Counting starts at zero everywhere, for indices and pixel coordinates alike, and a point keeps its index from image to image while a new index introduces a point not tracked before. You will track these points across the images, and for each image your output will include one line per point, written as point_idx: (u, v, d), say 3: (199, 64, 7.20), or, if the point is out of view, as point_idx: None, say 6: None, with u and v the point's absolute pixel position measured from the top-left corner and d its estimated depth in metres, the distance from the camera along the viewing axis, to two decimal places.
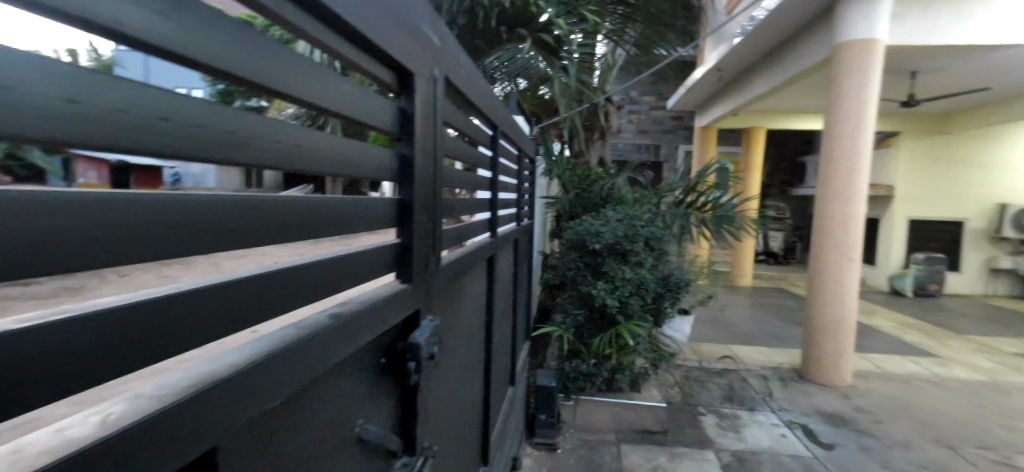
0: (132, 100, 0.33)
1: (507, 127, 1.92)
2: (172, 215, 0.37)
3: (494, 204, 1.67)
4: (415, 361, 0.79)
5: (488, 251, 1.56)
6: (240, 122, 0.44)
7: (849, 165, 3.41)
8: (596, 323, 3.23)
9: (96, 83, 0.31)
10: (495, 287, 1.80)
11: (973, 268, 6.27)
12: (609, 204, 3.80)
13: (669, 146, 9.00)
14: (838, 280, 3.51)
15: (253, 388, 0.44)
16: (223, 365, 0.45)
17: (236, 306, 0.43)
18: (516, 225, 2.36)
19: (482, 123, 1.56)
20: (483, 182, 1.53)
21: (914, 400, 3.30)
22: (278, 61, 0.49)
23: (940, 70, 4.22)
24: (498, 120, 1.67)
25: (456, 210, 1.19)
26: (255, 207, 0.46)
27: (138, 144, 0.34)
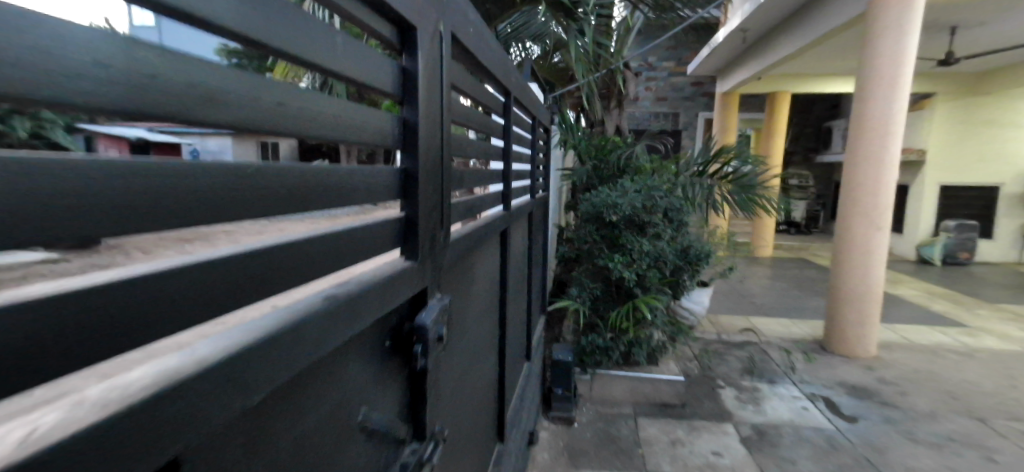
0: (81, 39, 0.24)
1: (520, 93, 1.80)
2: (137, 188, 0.29)
3: (508, 175, 1.58)
4: (423, 344, 0.73)
5: (501, 225, 1.49)
6: (219, 74, 0.34)
7: (884, 128, 3.19)
8: (612, 296, 3.16)
9: (33, 19, 0.22)
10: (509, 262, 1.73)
11: (1007, 235, 5.97)
12: (626, 175, 3.67)
13: (687, 113, 8.67)
14: (866, 250, 3.36)
15: (232, 381, 0.37)
16: (196, 353, 0.38)
17: (222, 295, 0.35)
18: (530, 198, 2.27)
19: (492, 88, 1.46)
20: (495, 151, 1.43)
21: (942, 371, 3.19)
22: (262, 2, 0.39)
23: (987, 21, 3.88)
24: (511, 86, 1.56)
25: (466, 182, 1.10)
26: (240, 178, 0.37)
27: (99, 100, 0.26)
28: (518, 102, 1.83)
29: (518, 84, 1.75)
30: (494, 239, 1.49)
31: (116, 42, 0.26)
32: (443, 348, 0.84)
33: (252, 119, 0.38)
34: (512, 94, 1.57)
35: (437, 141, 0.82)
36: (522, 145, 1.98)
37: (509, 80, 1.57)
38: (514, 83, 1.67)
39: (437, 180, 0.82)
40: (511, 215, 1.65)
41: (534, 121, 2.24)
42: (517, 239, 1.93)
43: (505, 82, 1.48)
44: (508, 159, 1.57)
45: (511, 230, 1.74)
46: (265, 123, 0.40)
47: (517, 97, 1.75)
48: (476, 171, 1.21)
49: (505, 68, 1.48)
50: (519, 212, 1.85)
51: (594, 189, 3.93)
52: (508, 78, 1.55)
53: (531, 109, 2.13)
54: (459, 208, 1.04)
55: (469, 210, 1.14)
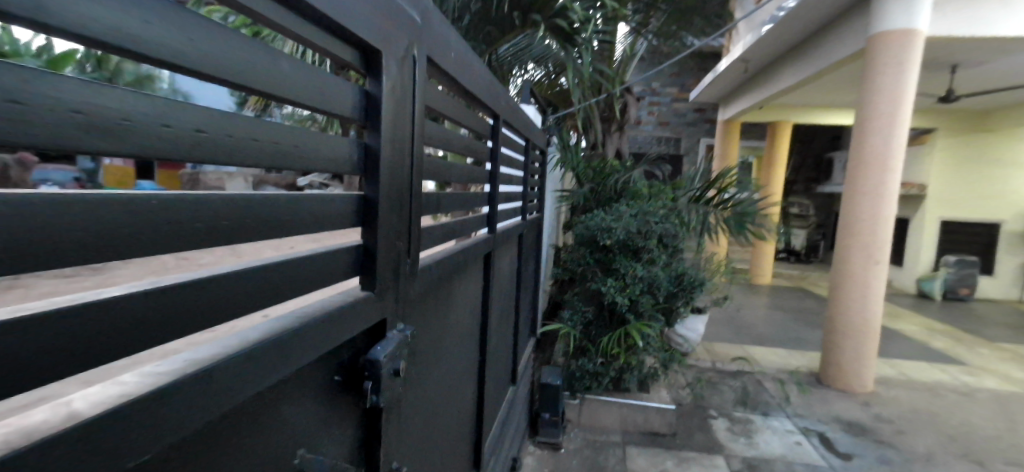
0: None
1: (512, 117, 1.83)
2: (50, 222, 0.29)
3: (492, 198, 1.59)
4: (374, 380, 0.72)
5: (482, 248, 1.49)
6: (143, 104, 0.34)
7: (880, 163, 3.20)
8: (604, 321, 3.13)
9: None
10: (493, 284, 1.73)
11: (1009, 272, 5.92)
12: (623, 199, 3.68)
13: (689, 139, 8.75)
14: (864, 283, 3.33)
15: (156, 419, 0.36)
16: (124, 396, 0.38)
17: (148, 325, 0.35)
18: (522, 219, 2.27)
19: (480, 111, 1.48)
20: (479, 175, 1.44)
21: (940, 411, 3.12)
22: (209, 34, 0.40)
23: (984, 61, 3.93)
24: (499, 110, 1.58)
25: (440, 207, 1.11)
26: (172, 211, 0.37)
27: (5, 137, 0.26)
28: (509, 126, 1.85)
29: (510, 109, 1.77)
30: (477, 261, 1.49)
31: (15, 71, 0.26)
32: (401, 381, 0.84)
33: (177, 145, 0.38)
34: (499, 119, 1.59)
35: (402, 168, 0.83)
36: (514, 168, 1.99)
37: (499, 105, 1.59)
38: (505, 108, 1.69)
39: (401, 208, 0.83)
40: (496, 238, 1.66)
41: (528, 144, 2.27)
42: (504, 260, 1.93)
43: (493, 107, 1.50)
44: (494, 182, 1.59)
45: (496, 252, 1.74)
46: (191, 152, 0.40)
47: (508, 122, 1.77)
48: (453, 195, 1.22)
49: (493, 94, 1.50)
50: (506, 234, 1.85)
51: (591, 211, 3.94)
52: (497, 103, 1.57)
53: (525, 132, 2.16)
54: (431, 231, 1.05)
55: (445, 233, 1.15)
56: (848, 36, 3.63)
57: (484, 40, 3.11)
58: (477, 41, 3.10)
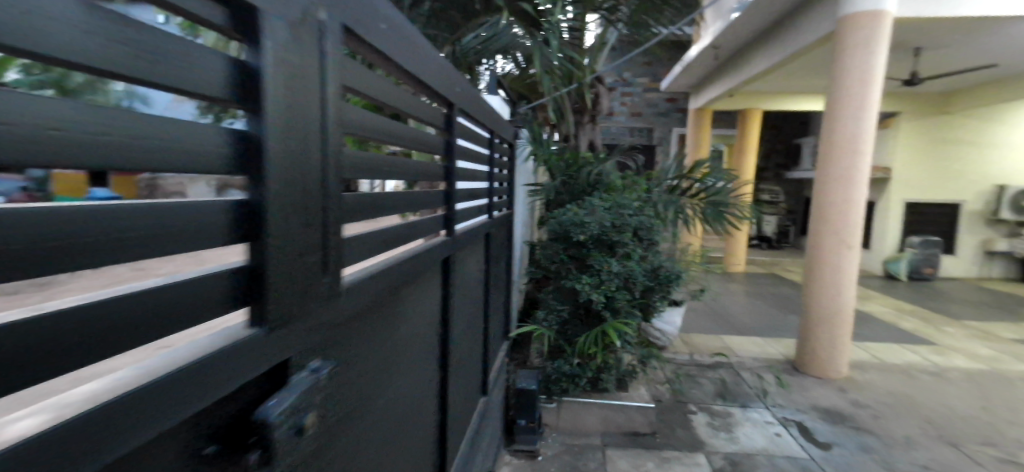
0: None
1: (471, 107, 1.66)
2: None
3: (449, 196, 1.42)
4: (264, 453, 0.54)
5: (439, 253, 1.31)
6: None
7: (852, 148, 3.18)
8: (581, 319, 3.01)
9: None
10: (455, 291, 1.56)
11: (969, 251, 6.11)
12: (597, 192, 3.55)
13: (662, 129, 8.73)
14: (837, 268, 3.31)
15: None
16: None
17: None
18: (489, 218, 2.10)
19: (431, 99, 1.31)
20: (430, 171, 1.27)
21: (915, 394, 3.14)
22: None
23: (946, 44, 3.98)
24: (453, 98, 1.41)
25: (379, 209, 0.93)
26: None
27: None
28: (468, 117, 1.68)
29: (468, 98, 1.60)
30: (433, 268, 1.32)
31: None
32: (313, 437, 0.66)
33: None
34: (454, 107, 1.42)
35: (309, 162, 0.64)
36: (477, 162, 1.83)
37: (453, 93, 1.42)
38: (462, 97, 1.52)
39: (310, 214, 0.64)
40: (456, 241, 1.49)
41: (493, 136, 2.10)
42: (468, 264, 1.77)
43: (445, 94, 1.33)
44: (449, 179, 1.42)
45: (459, 256, 1.57)
46: None
47: (466, 111, 1.60)
48: (398, 195, 1.04)
49: (445, 79, 1.33)
50: (470, 235, 1.68)
51: (564, 205, 3.82)
52: (451, 90, 1.40)
53: (488, 124, 1.99)
54: (365, 240, 0.87)
55: (388, 241, 0.97)
56: (817, 19, 3.59)
57: (446, 27, 2.91)
58: (438, 27, 2.90)
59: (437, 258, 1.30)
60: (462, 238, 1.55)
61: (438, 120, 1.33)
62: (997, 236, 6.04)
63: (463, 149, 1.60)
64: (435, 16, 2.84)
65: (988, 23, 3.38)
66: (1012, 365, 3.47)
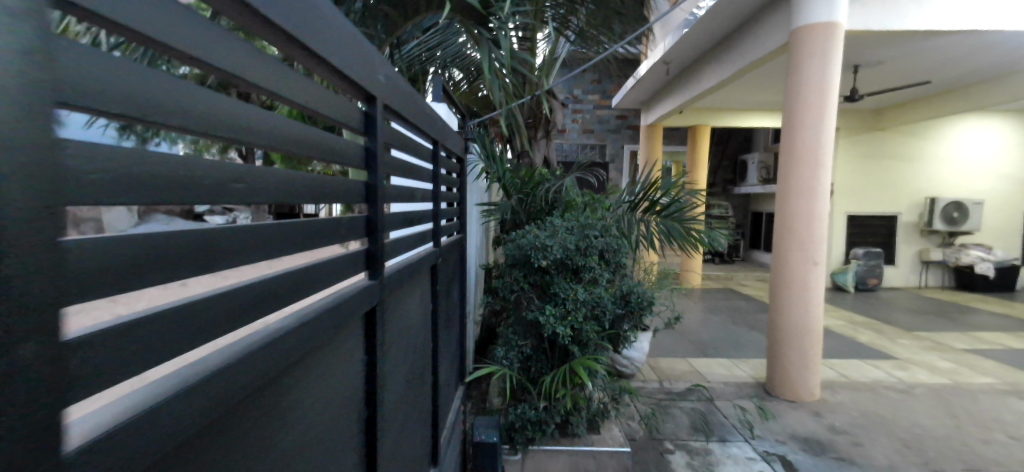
0: None
1: (404, 106, 1.27)
2: None
3: (371, 222, 0.97)
4: None
5: (353, 310, 0.88)
6: None
7: (812, 161, 3.10)
8: (545, 354, 2.67)
9: None
10: (386, 351, 1.13)
11: (907, 261, 6.41)
12: (556, 211, 3.26)
13: (614, 146, 8.75)
14: (804, 285, 3.19)
15: None
16: None
17: None
18: (435, 246, 1.72)
19: (342, 87, 0.91)
20: (337, 189, 0.83)
21: (888, 414, 3.03)
22: None
23: (883, 62, 4.15)
24: (375, 89, 1.01)
25: (212, 260, 0.48)
26: None
27: None
28: (398, 118, 1.28)
29: (398, 94, 1.21)
30: (346, 328, 0.90)
31: None
32: None
33: None
34: (377, 101, 1.01)
35: None
36: (416, 177, 1.44)
37: (374, 80, 1.01)
38: (389, 89, 1.12)
39: None
40: (385, 285, 1.05)
41: (437, 148, 1.74)
42: (406, 308, 1.34)
43: (358, 80, 0.92)
44: (373, 198, 0.97)
45: (390, 302, 1.14)
46: None
47: (397, 110, 1.20)
48: (271, 228, 0.60)
49: (357, 59, 0.92)
50: (406, 272, 1.25)
51: (522, 225, 3.51)
52: (370, 75, 0.99)
53: (430, 133, 1.62)
54: (172, 322, 0.42)
55: (245, 308, 0.52)
56: (768, 33, 3.58)
57: (383, 26, 2.55)
58: (373, 27, 2.52)
59: (350, 317, 0.88)
60: (393, 281, 1.11)
61: (347, 115, 0.90)
62: (931, 246, 6.37)
63: (394, 160, 1.18)
64: (370, 14, 2.47)
65: (927, 39, 3.48)
66: (971, 377, 3.49)
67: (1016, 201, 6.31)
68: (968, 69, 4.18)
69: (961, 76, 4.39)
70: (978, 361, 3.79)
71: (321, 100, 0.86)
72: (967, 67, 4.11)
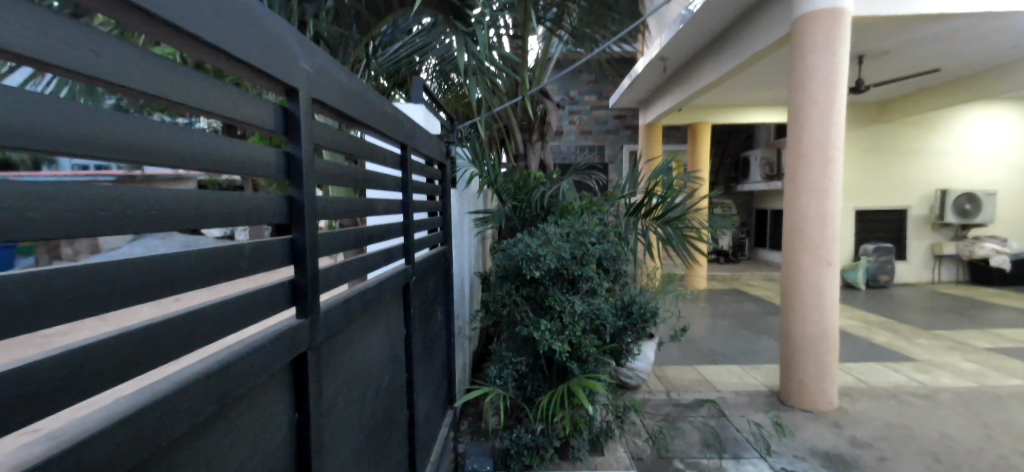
0: None
1: (348, 104, 1.10)
2: None
3: (296, 245, 0.82)
4: None
5: (264, 367, 0.70)
6: None
7: (822, 156, 2.92)
8: (542, 371, 2.49)
9: None
10: (327, 400, 0.95)
11: (919, 256, 6.20)
12: (551, 218, 3.08)
13: (612, 147, 8.60)
14: (818, 288, 3.00)
15: None
16: None
17: None
18: (408, 265, 1.55)
19: (249, 78, 0.74)
20: (228, 210, 0.65)
21: (912, 423, 2.83)
22: None
23: (889, 50, 3.98)
24: (297, 79, 0.84)
25: None
26: None
27: None
28: (340, 116, 1.11)
29: (338, 91, 1.04)
30: (257, 389, 0.72)
31: None
32: None
33: None
34: (299, 95, 0.84)
35: None
36: (375, 186, 1.30)
37: (296, 71, 0.84)
38: (320, 83, 0.95)
39: None
40: (317, 322, 0.87)
41: (405, 152, 1.57)
42: (362, 342, 1.17)
43: (268, 71, 0.74)
44: (297, 215, 0.82)
45: (330, 341, 0.97)
46: None
47: (336, 108, 1.04)
48: (47, 287, 0.40)
49: (266, 45, 0.75)
50: (358, 300, 1.09)
51: (516, 232, 3.34)
52: (289, 64, 0.82)
53: (393, 135, 1.46)
54: None
55: None
56: (770, 24, 3.41)
57: (355, 25, 2.45)
58: (347, 27, 2.44)
59: (262, 376, 0.70)
60: (333, 312, 0.95)
61: (251, 114, 0.72)
62: (943, 240, 6.16)
63: (334, 166, 1.02)
64: (342, 12, 2.39)
65: (939, 23, 3.29)
66: (997, 380, 3.27)
67: None
68: (978, 56, 4.01)
69: (972, 62, 4.21)
70: (1003, 361, 3.57)
71: (219, 93, 0.65)
72: (978, 52, 3.93)
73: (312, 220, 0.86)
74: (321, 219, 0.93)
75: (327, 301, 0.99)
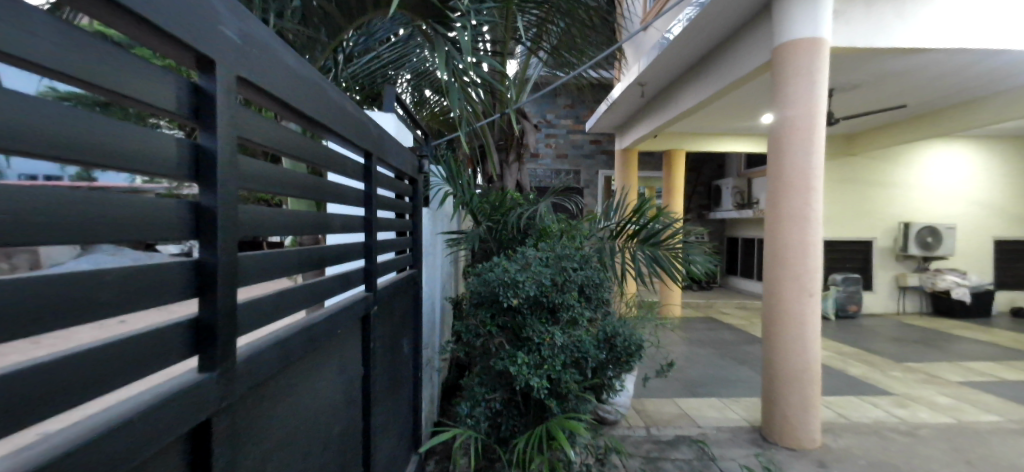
0: None
1: (296, 95, 0.89)
2: None
3: (207, 267, 0.59)
4: None
5: (127, 460, 0.45)
6: None
7: (803, 185, 2.89)
8: (518, 408, 2.27)
9: None
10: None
11: (885, 287, 6.36)
12: (529, 242, 2.91)
13: (588, 172, 8.62)
14: (800, 320, 2.92)
15: None
16: None
17: None
18: (370, 293, 1.33)
19: (145, 42, 0.53)
20: (81, 221, 0.41)
21: (897, 461, 2.73)
22: None
23: (857, 85, 4.12)
24: (216, 48, 0.62)
25: None
26: None
27: None
28: (285, 109, 0.89)
29: (283, 76, 0.83)
30: None
31: None
32: None
33: None
34: (215, 68, 0.61)
35: None
36: (330, 198, 1.09)
37: (216, 36, 0.62)
38: (253, 60, 0.73)
39: None
40: (233, 374, 0.63)
41: (370, 162, 1.37)
42: (304, 391, 0.92)
43: (169, 28, 0.52)
44: (210, 227, 0.59)
45: (253, 398, 0.71)
46: None
47: (277, 96, 0.82)
48: None
49: None
50: (300, 340, 0.85)
51: (492, 255, 3.16)
52: (206, 24, 0.60)
53: (355, 142, 1.26)
54: None
55: None
56: (749, 53, 3.45)
57: (325, 29, 2.27)
58: (314, 29, 2.26)
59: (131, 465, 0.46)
60: (264, 358, 0.71)
61: (135, 85, 0.49)
62: (907, 271, 6.35)
63: (274, 171, 0.81)
64: (310, 14, 2.22)
65: (908, 58, 3.40)
66: (974, 415, 3.25)
67: (985, 226, 6.39)
68: (938, 93, 4.20)
69: (935, 99, 4.39)
70: (976, 394, 3.59)
71: (69, 45, 0.42)
72: (939, 89, 4.11)
73: (231, 235, 0.64)
74: (245, 233, 0.70)
75: (257, 341, 0.75)
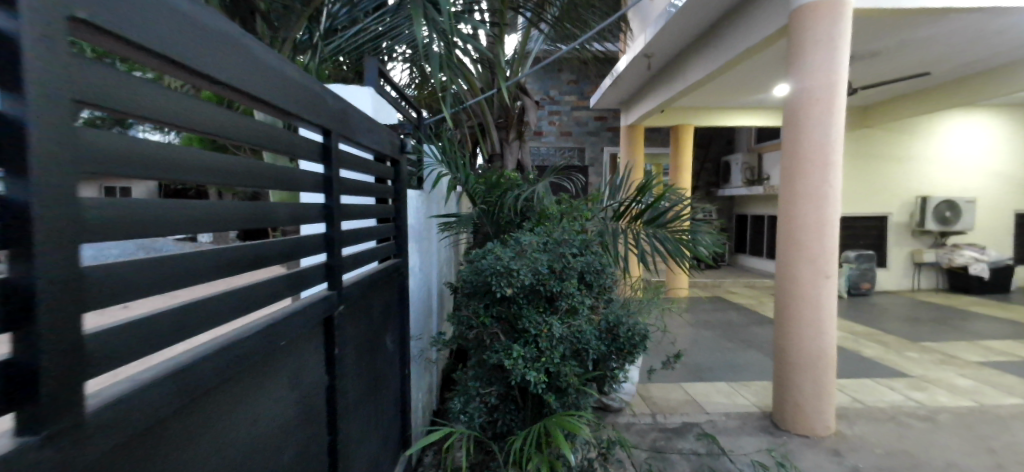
0: None
1: (203, 54, 0.70)
2: None
3: (19, 290, 0.42)
4: None
5: None
6: None
7: (820, 159, 2.67)
8: (515, 402, 2.14)
9: None
10: None
11: (900, 264, 6.17)
12: (528, 225, 2.74)
13: (592, 149, 8.36)
14: (815, 303, 2.75)
15: None
16: None
17: None
18: (332, 290, 1.18)
19: None
20: None
21: (915, 449, 2.60)
22: None
23: (879, 51, 3.83)
24: None
25: None
26: None
27: None
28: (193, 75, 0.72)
29: (176, 29, 0.64)
30: None
31: None
32: None
33: None
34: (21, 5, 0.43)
35: None
36: (270, 184, 0.92)
37: None
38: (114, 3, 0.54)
39: None
40: (84, 428, 0.47)
41: (330, 140, 1.21)
42: (233, 421, 0.77)
43: None
44: (19, 235, 0.42)
45: (133, 448, 0.56)
46: None
47: (166, 56, 0.63)
48: None
49: None
50: (218, 363, 0.69)
51: (490, 240, 3.00)
52: None
53: (308, 118, 1.09)
54: None
55: None
56: (763, 17, 3.18)
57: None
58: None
59: None
60: (147, 398, 0.56)
61: None
62: (923, 247, 6.15)
63: (167, 151, 0.63)
64: None
65: (937, 19, 3.12)
66: (997, 398, 3.11)
67: (1005, 199, 6.15)
68: (966, 58, 3.91)
69: (963, 65, 4.10)
70: (996, 376, 3.45)
71: None
72: (968, 53, 3.81)
73: (69, 242, 0.47)
74: (107, 240, 0.53)
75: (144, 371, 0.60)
